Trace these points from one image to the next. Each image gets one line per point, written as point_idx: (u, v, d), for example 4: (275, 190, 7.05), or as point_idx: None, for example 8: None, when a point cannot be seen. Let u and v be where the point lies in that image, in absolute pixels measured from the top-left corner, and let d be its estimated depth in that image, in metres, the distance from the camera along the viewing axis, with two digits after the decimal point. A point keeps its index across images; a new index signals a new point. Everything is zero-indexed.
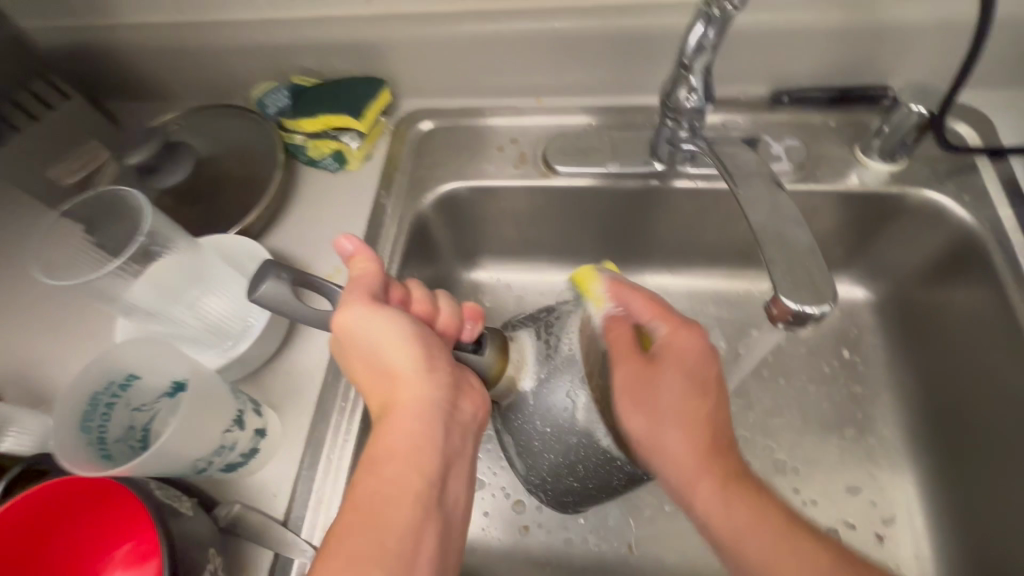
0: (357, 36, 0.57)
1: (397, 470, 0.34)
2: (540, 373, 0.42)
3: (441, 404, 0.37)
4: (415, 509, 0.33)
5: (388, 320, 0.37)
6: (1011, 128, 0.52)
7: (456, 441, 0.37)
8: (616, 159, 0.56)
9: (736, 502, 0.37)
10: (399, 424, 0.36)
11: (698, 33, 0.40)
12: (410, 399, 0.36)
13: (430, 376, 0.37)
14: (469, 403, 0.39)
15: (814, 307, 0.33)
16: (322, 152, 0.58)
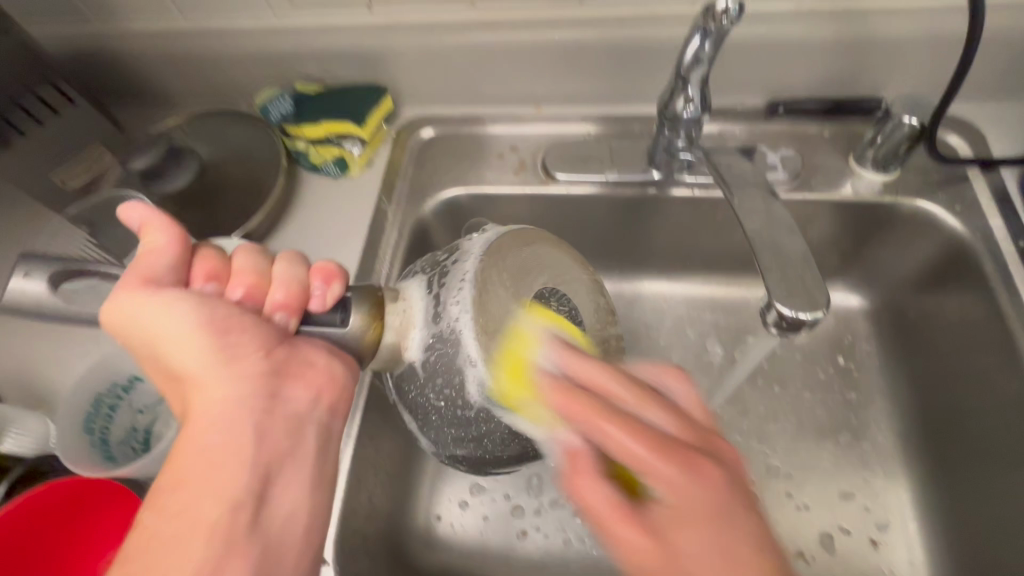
0: (360, 45, 0.58)
1: (206, 480, 0.30)
2: (427, 333, 0.37)
3: (254, 400, 0.33)
4: (209, 540, 0.29)
5: (165, 308, 0.32)
6: (1002, 139, 0.53)
7: (282, 439, 0.33)
8: (615, 167, 0.57)
9: (693, 550, 0.28)
10: (198, 433, 0.31)
11: (695, 46, 0.41)
12: (206, 403, 0.32)
13: (228, 371, 0.32)
14: (298, 388, 0.34)
15: (808, 313, 0.34)
16: (324, 158, 0.59)
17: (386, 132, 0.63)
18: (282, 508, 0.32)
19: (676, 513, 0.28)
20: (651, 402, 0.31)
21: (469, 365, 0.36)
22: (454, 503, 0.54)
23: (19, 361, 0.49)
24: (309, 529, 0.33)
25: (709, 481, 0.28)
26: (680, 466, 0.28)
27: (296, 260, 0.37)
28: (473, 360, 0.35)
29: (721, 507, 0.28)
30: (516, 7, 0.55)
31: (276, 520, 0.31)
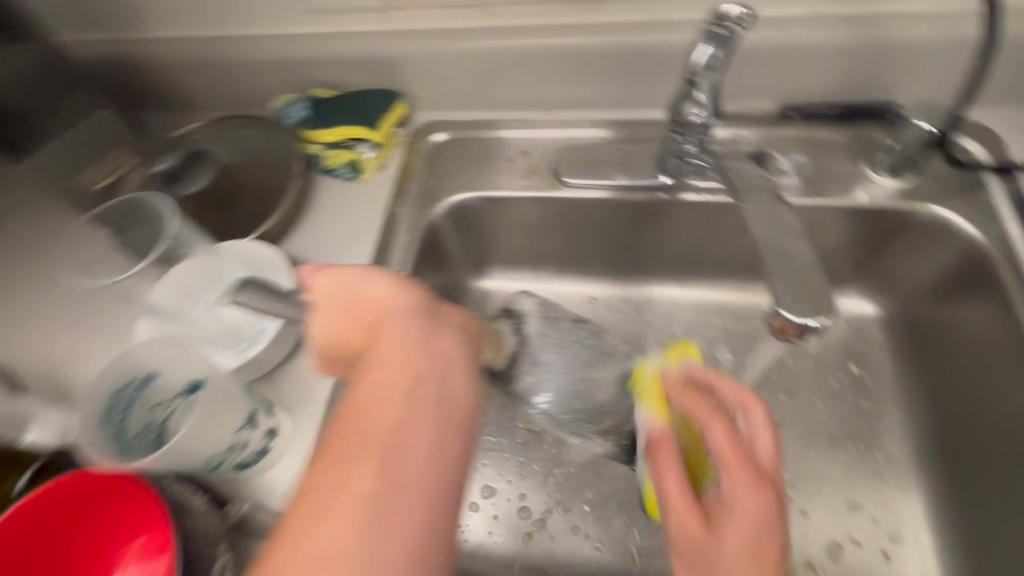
0: (374, 51, 0.59)
1: (388, 369, 0.33)
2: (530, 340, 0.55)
3: (420, 306, 0.37)
4: (400, 405, 0.31)
5: (364, 275, 0.39)
6: (1021, 145, 0.52)
7: (446, 341, 0.36)
8: (625, 171, 0.57)
9: None
10: (389, 333, 0.35)
11: (705, 52, 0.41)
12: (393, 313, 0.37)
13: (410, 292, 0.38)
14: (449, 312, 0.39)
15: (812, 320, 0.34)
16: (338, 162, 0.60)
17: (399, 137, 0.64)
18: (456, 390, 0.34)
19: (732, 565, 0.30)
20: (756, 483, 0.32)
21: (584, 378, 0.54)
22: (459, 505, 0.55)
23: (43, 356, 0.51)
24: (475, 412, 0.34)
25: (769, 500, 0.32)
26: (750, 486, 0.32)
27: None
28: (549, 356, 0.55)
29: (763, 551, 0.30)
30: (528, 13, 0.56)
31: (453, 395, 0.34)
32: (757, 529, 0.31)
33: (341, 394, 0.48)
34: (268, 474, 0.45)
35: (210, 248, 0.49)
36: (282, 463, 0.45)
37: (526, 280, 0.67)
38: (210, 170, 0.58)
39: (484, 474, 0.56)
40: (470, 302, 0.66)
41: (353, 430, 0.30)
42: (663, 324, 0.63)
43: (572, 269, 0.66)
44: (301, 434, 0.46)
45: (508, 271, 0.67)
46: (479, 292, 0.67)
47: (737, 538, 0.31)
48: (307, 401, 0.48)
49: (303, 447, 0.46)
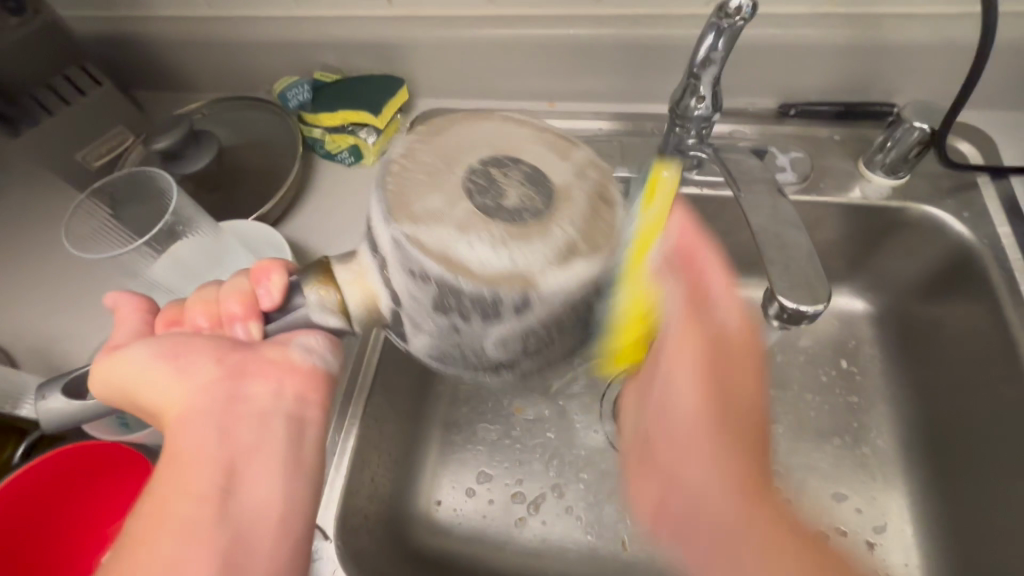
0: (379, 36, 0.59)
1: (183, 465, 0.30)
2: (381, 275, 0.30)
3: (216, 398, 0.32)
4: (176, 531, 0.28)
5: (125, 358, 0.35)
6: (1012, 149, 0.53)
7: (246, 432, 0.32)
8: (624, 163, 0.57)
9: (746, 493, 0.34)
10: (177, 434, 0.31)
11: (709, 44, 0.42)
12: (181, 413, 0.33)
13: (191, 379, 0.33)
14: (260, 383, 0.33)
15: (809, 306, 0.35)
16: (339, 146, 0.60)
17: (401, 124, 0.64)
18: (256, 496, 0.31)
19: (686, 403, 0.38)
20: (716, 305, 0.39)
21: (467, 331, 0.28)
22: (453, 489, 0.55)
23: (38, 332, 0.51)
24: (284, 519, 0.31)
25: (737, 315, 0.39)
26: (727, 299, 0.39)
27: (241, 281, 0.36)
28: (465, 250, 0.27)
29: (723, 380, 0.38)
30: (532, 3, 0.56)
31: (251, 505, 0.30)
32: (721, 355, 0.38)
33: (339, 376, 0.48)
34: None
35: (215, 228, 0.49)
36: None
37: None
38: (211, 149, 0.56)
39: (478, 460, 0.57)
40: None
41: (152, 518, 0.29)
42: None
43: None
44: None
45: None
46: None
47: (687, 367, 0.38)
48: None
49: None
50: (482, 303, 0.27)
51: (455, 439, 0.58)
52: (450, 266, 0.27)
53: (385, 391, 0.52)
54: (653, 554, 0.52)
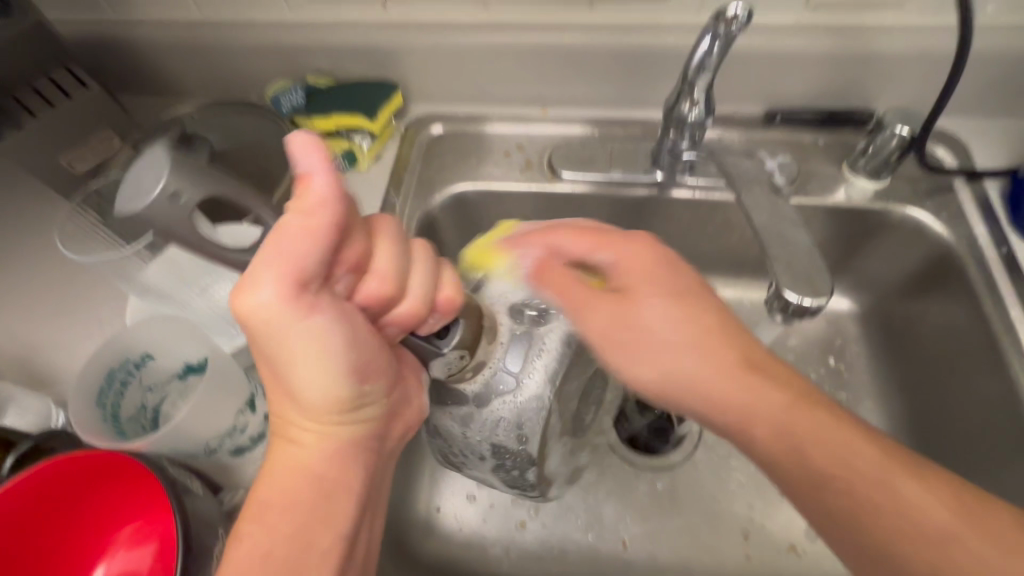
0: (373, 42, 0.60)
1: (315, 477, 0.34)
2: (517, 335, 0.44)
3: (355, 445, 0.36)
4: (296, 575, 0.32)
5: (317, 328, 0.31)
6: (985, 153, 0.56)
7: (370, 482, 0.37)
8: (618, 168, 0.58)
9: (802, 415, 0.34)
10: (313, 464, 0.34)
11: (704, 49, 0.43)
12: (322, 443, 0.34)
13: (345, 413, 0.34)
14: (398, 427, 0.39)
15: (813, 301, 0.38)
16: (333, 150, 0.60)
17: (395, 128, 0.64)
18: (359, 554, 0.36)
19: (655, 333, 0.37)
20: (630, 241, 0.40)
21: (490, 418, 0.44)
22: (452, 495, 0.55)
23: (20, 342, 0.49)
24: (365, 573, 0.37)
25: (645, 247, 0.40)
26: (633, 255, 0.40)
27: (399, 249, 0.35)
28: (525, 384, 0.43)
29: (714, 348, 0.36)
30: (527, 10, 0.57)
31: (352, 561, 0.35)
32: (673, 290, 0.38)
33: None
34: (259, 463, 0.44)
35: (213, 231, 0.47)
36: None
37: None
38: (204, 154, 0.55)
39: None
40: None
41: (254, 516, 0.33)
42: None
43: None
44: None
45: None
46: None
47: (692, 350, 0.36)
48: None
49: None
50: (507, 453, 0.46)
51: None
52: (519, 407, 0.44)
53: None
54: (653, 554, 0.52)
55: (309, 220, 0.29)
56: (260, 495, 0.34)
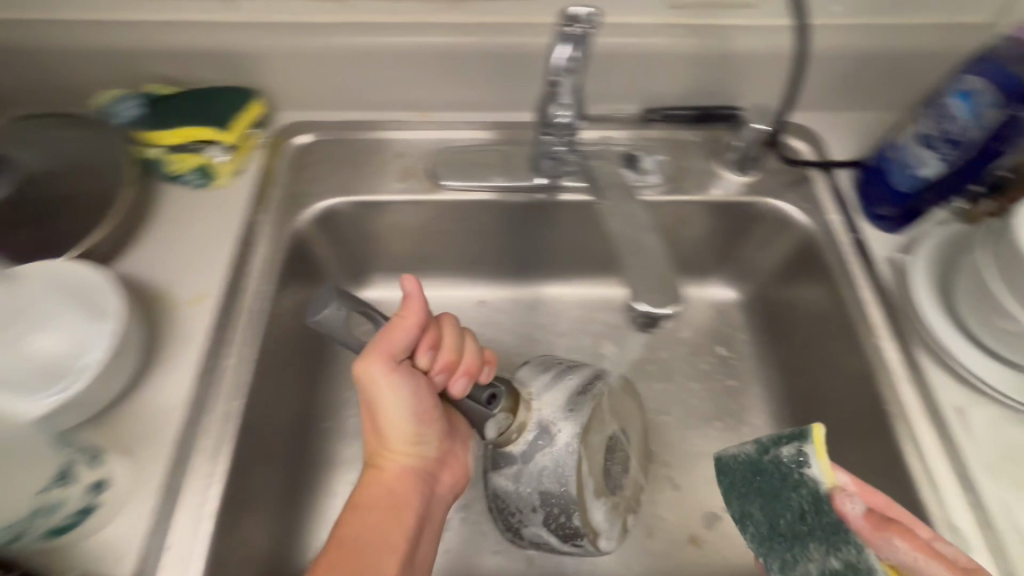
0: (222, 44, 0.53)
1: (392, 499, 0.43)
2: (547, 398, 0.46)
3: (422, 479, 0.45)
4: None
5: (391, 389, 0.41)
6: (838, 145, 0.60)
7: (429, 524, 0.45)
8: (505, 173, 0.56)
9: None
10: (383, 486, 0.43)
11: (564, 53, 0.42)
12: (393, 467, 0.44)
13: (416, 447, 0.45)
14: (448, 476, 0.48)
15: (666, 308, 0.34)
16: (183, 166, 0.54)
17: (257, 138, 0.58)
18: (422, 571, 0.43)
19: None
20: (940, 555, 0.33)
21: (553, 474, 0.44)
22: None
23: None
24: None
25: None
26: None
27: (461, 335, 0.45)
28: (558, 437, 0.45)
29: None
30: (391, 10, 0.53)
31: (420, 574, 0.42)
32: None
33: (194, 430, 0.42)
34: (94, 538, 0.38)
35: (8, 278, 0.43)
36: (115, 522, 0.38)
37: None
38: (9, 177, 0.48)
39: None
40: None
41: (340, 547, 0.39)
42: (550, 323, 0.64)
43: (458, 274, 0.65)
44: (140, 485, 0.40)
45: (389, 280, 0.64)
46: (362, 303, 0.63)
47: None
48: (148, 445, 0.41)
49: (142, 501, 0.39)
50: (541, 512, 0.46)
51: (349, 476, 0.54)
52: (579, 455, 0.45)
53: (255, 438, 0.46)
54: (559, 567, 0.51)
55: (403, 309, 0.41)
56: (341, 525, 0.41)
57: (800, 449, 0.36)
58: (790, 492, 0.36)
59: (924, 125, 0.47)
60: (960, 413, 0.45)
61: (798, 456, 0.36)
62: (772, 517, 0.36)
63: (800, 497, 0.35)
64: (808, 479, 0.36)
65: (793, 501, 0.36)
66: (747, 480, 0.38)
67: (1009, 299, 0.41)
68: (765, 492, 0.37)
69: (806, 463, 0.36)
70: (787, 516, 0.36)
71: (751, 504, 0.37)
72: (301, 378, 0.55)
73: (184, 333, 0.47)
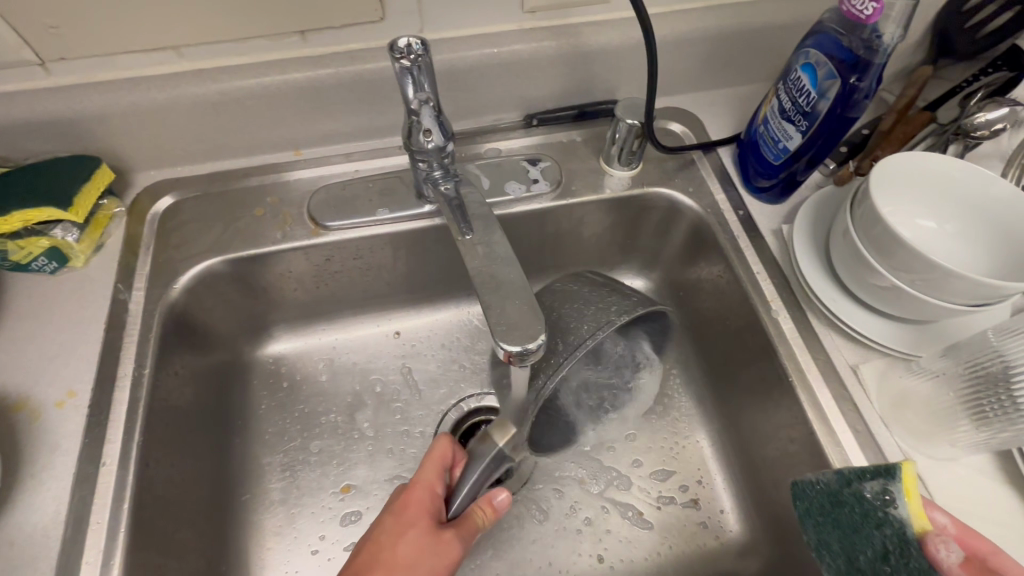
0: (45, 114, 0.48)
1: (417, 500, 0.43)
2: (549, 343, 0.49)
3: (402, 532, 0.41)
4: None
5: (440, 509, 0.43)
6: (715, 124, 0.62)
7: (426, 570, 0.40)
8: (387, 205, 0.54)
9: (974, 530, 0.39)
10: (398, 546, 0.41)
11: (411, 84, 0.40)
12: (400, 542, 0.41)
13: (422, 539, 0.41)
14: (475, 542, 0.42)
15: (530, 345, 0.34)
16: (28, 254, 0.48)
17: (114, 207, 0.53)
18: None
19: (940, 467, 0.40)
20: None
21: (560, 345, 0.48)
22: None
23: None
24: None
25: None
26: None
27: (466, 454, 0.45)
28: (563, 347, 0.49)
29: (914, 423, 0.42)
30: (235, 52, 0.50)
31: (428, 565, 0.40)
32: None
33: (78, 546, 0.39)
34: None
35: None
36: None
37: (319, 334, 0.61)
38: None
39: (312, 561, 0.51)
40: (259, 373, 0.59)
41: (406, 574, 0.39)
42: (467, 342, 0.63)
43: (367, 310, 0.62)
44: None
45: (295, 329, 0.61)
46: (270, 358, 0.60)
47: None
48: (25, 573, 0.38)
49: None
50: None
51: (279, 547, 0.51)
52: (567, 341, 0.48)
53: (154, 537, 0.43)
54: None
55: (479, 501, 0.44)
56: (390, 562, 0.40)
57: (886, 487, 0.35)
58: (872, 531, 0.34)
59: (782, 99, 0.49)
60: (854, 371, 0.47)
61: (884, 494, 0.35)
62: (850, 551, 0.35)
63: (883, 535, 0.34)
64: (895, 519, 0.34)
65: (874, 538, 0.34)
66: (825, 509, 0.37)
67: (874, 258, 0.43)
68: (843, 525, 0.36)
69: (895, 502, 0.34)
70: (868, 553, 0.34)
71: (829, 535, 0.36)
72: (207, 455, 0.51)
73: (51, 442, 0.43)
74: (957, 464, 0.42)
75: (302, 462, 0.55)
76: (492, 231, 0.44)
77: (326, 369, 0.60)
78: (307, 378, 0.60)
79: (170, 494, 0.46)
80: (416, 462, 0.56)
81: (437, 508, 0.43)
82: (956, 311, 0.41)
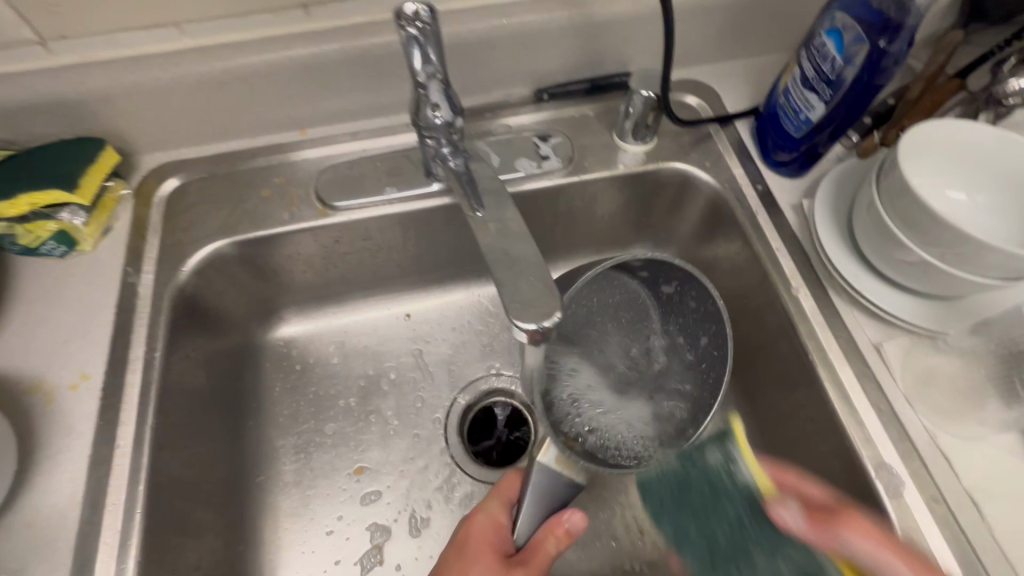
0: (47, 94, 0.47)
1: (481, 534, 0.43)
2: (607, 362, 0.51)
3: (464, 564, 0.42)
4: None
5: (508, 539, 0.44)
6: (732, 96, 0.59)
7: None
8: (395, 184, 0.53)
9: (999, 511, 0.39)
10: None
11: (418, 54, 0.38)
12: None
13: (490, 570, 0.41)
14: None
15: (546, 322, 0.33)
16: (38, 238, 0.47)
17: (121, 189, 0.52)
18: None
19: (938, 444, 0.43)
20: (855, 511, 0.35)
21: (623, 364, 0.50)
22: None
23: None
24: None
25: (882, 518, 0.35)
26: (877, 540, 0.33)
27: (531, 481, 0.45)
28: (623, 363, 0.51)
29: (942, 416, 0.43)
30: (236, 28, 0.48)
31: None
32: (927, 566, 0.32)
33: (95, 527, 0.40)
34: None
35: None
36: None
37: (329, 316, 0.61)
38: None
39: (328, 540, 0.51)
40: (271, 356, 0.59)
41: None
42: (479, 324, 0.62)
43: (376, 292, 0.61)
44: None
45: (306, 312, 0.60)
46: (281, 340, 0.60)
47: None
48: (46, 553, 0.38)
49: None
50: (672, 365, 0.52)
51: (294, 527, 0.52)
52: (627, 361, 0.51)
53: (169, 518, 0.43)
54: None
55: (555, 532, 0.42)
56: None
57: (725, 453, 0.37)
58: (723, 500, 0.35)
59: (804, 67, 0.46)
60: (877, 349, 0.45)
61: (724, 460, 0.37)
62: (707, 530, 0.35)
63: (733, 503, 0.35)
64: (739, 482, 0.36)
65: (726, 509, 0.35)
66: (674, 497, 0.37)
67: (900, 232, 0.41)
68: (693, 507, 0.36)
69: (734, 465, 0.36)
70: (723, 523, 0.35)
71: (682, 520, 0.36)
72: (221, 437, 0.51)
73: (64, 425, 0.43)
74: (982, 443, 0.41)
75: (316, 444, 0.55)
76: (503, 207, 0.42)
77: (337, 352, 0.60)
78: (318, 360, 0.59)
79: (185, 475, 0.46)
80: (429, 444, 0.56)
81: (503, 542, 0.43)
82: (986, 286, 0.40)
